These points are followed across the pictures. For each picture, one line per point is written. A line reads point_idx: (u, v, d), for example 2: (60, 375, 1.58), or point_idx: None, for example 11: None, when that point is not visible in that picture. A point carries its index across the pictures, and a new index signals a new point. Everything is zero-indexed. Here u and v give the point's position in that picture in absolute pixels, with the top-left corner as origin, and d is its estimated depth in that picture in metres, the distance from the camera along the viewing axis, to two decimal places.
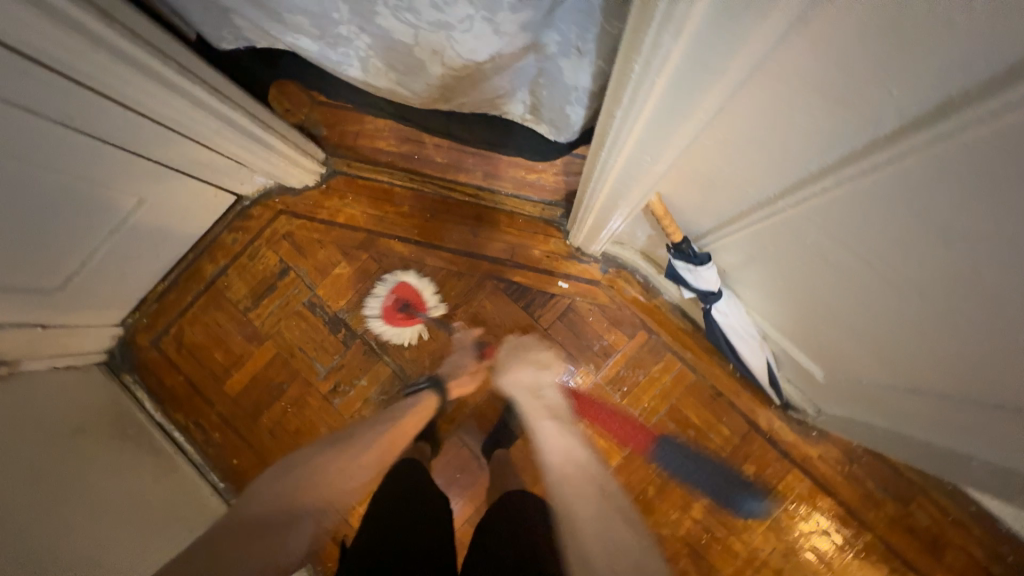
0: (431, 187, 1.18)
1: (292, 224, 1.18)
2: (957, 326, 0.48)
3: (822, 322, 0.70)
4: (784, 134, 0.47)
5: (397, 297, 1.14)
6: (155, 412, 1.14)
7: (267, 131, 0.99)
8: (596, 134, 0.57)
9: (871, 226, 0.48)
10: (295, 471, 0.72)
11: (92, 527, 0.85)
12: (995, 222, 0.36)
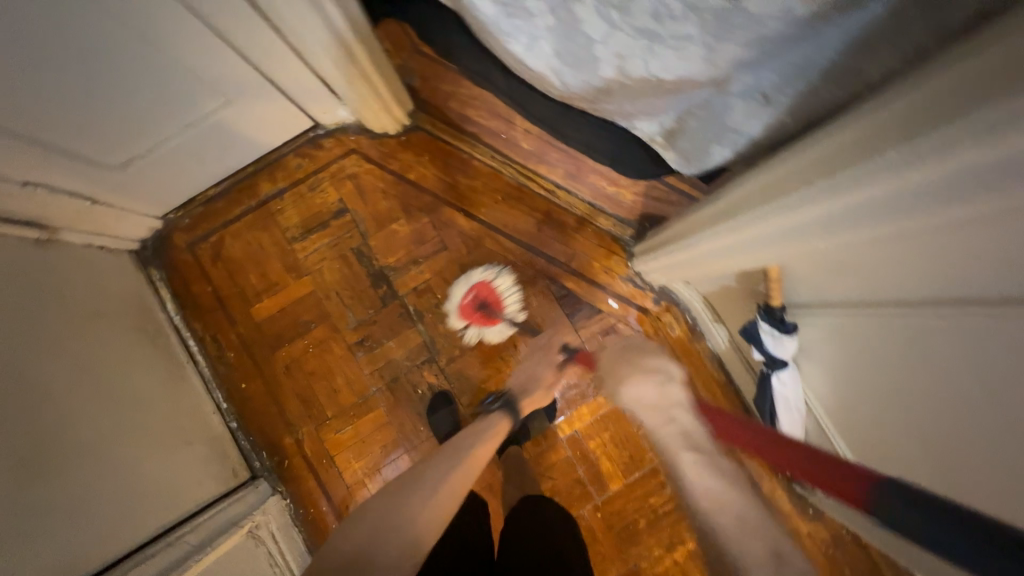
0: (509, 170, 1.15)
1: (362, 167, 1.15)
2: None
3: (874, 436, 0.69)
4: (958, 255, 0.44)
5: (475, 296, 1.11)
6: (176, 316, 1.11)
7: (378, 74, 0.94)
8: (764, 182, 0.54)
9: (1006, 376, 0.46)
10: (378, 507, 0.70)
11: (101, 420, 0.81)
12: None
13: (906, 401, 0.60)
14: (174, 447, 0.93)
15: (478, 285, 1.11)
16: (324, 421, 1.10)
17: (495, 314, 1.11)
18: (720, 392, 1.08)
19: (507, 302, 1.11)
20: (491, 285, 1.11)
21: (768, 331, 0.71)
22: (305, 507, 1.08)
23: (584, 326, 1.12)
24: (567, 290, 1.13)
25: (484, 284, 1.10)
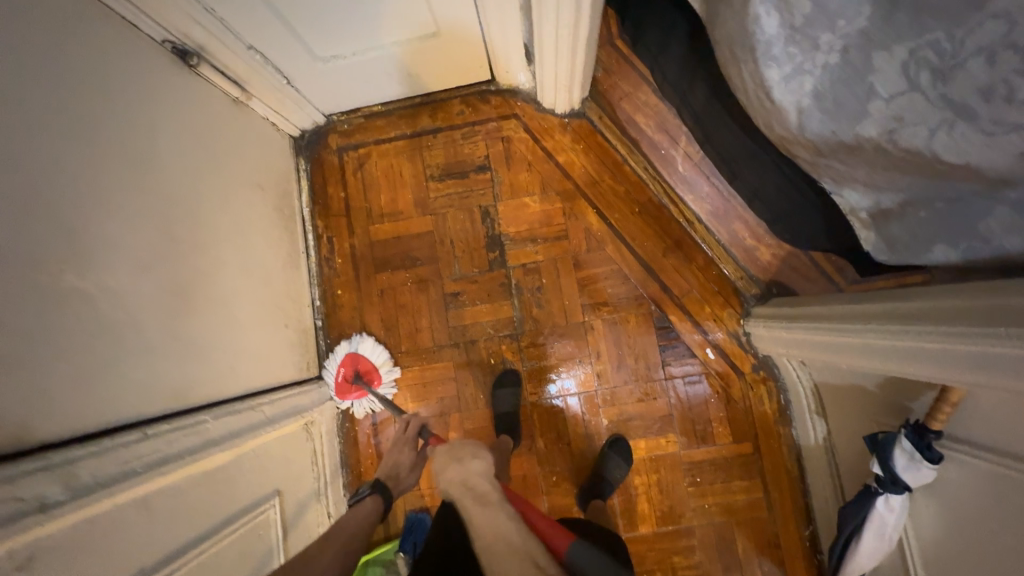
0: (655, 186, 1.12)
1: (517, 134, 1.16)
2: None
3: None
4: None
5: (352, 371, 1.09)
6: (305, 207, 1.17)
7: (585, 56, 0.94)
8: (996, 305, 0.50)
9: None
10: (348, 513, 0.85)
11: (238, 276, 0.88)
12: None
13: None
14: (275, 325, 0.98)
15: (354, 355, 1.10)
16: (395, 353, 1.13)
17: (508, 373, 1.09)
18: (787, 484, 1.02)
19: (381, 375, 1.10)
20: (356, 363, 1.09)
21: (905, 451, 0.66)
22: (352, 423, 1.13)
23: (671, 365, 1.08)
24: (668, 323, 1.09)
25: (353, 360, 1.10)
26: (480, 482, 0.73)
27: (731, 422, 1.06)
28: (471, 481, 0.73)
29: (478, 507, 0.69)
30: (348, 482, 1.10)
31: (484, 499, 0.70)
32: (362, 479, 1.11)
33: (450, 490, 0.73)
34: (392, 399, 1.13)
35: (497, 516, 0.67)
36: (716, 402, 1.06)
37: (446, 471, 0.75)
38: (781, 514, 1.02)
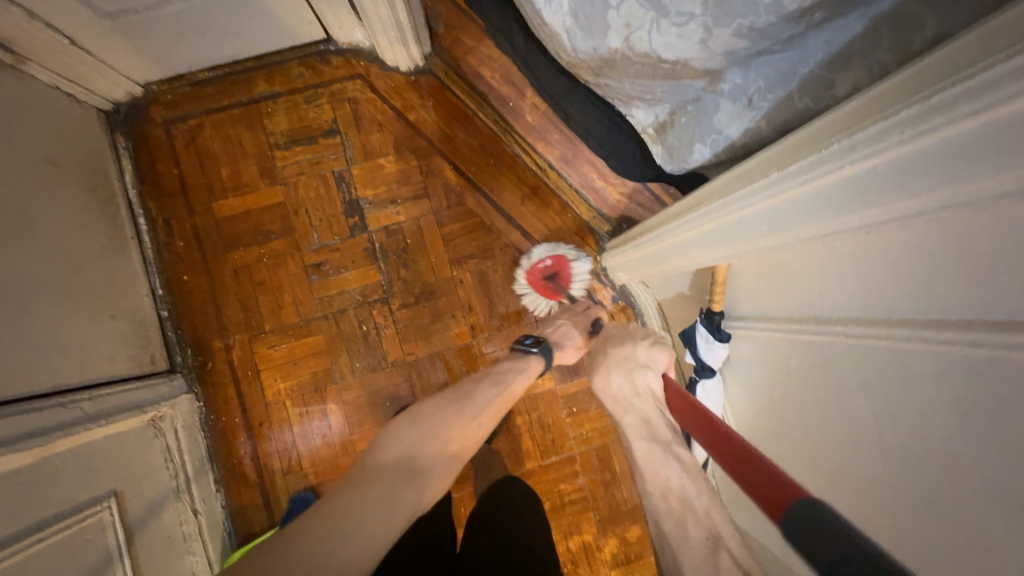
0: (508, 139, 1.16)
1: (365, 95, 1.13)
2: (884, 497, 0.51)
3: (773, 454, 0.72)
4: (877, 269, 0.48)
5: (550, 265, 1.11)
6: (131, 188, 1.06)
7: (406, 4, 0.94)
8: (722, 181, 0.58)
9: (898, 395, 0.48)
10: (423, 424, 0.77)
11: (28, 261, 0.78)
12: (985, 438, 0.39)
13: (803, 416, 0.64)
14: (95, 317, 0.88)
15: (559, 258, 1.11)
16: (260, 334, 1.07)
17: (560, 289, 1.11)
18: None
19: (575, 281, 1.11)
20: (564, 261, 1.11)
21: (703, 336, 0.75)
22: (218, 415, 1.05)
23: (541, 306, 1.14)
24: (534, 268, 1.14)
25: (563, 260, 1.11)
26: (646, 410, 0.81)
27: None
28: (645, 421, 0.79)
29: (643, 441, 0.75)
30: (220, 477, 1.03)
31: (653, 439, 0.75)
32: (236, 471, 1.04)
33: (619, 404, 0.84)
34: (261, 383, 1.07)
35: (664, 478, 0.69)
36: None
37: (600, 366, 0.90)
38: None
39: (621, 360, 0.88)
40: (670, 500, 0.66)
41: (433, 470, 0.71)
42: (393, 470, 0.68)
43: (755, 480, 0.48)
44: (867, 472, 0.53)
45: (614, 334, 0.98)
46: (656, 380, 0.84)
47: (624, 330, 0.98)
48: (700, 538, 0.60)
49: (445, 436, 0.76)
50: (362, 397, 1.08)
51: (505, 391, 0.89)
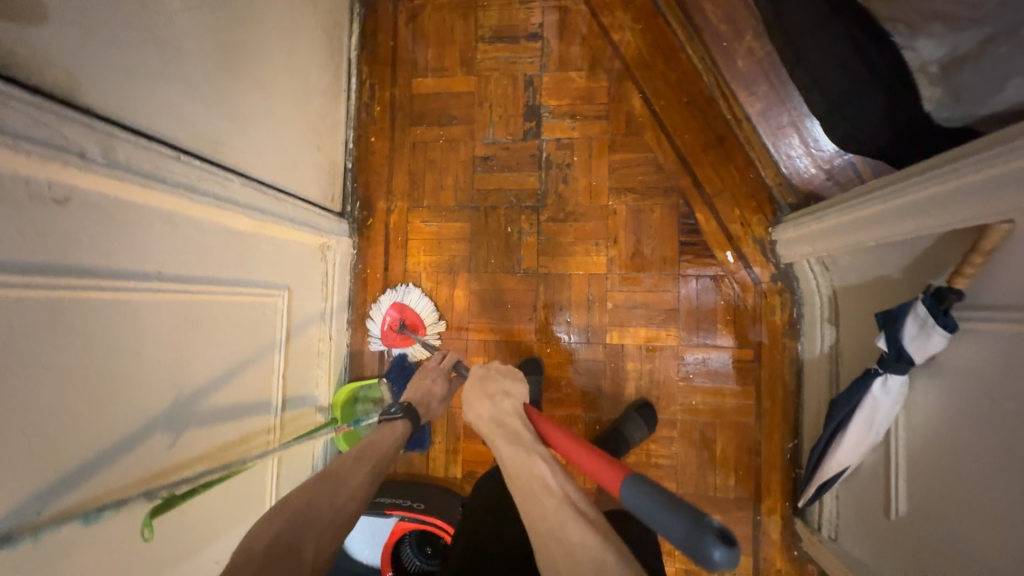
0: (710, 79, 1.07)
1: (576, 6, 1.12)
2: None
3: (980, 480, 0.60)
4: None
5: (395, 317, 1.10)
6: (353, 50, 1.18)
7: None
8: None
9: None
10: (288, 496, 0.66)
11: (280, 73, 0.90)
12: None
13: None
14: (307, 143, 1.01)
15: (401, 305, 1.11)
16: (416, 207, 1.15)
17: (411, 335, 1.09)
18: (780, 395, 1.01)
19: (426, 327, 1.10)
20: (404, 305, 1.10)
21: (917, 317, 0.64)
22: (364, 267, 1.16)
23: (688, 262, 1.06)
24: (694, 221, 1.06)
25: (406, 309, 1.10)
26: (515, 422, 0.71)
27: (737, 328, 1.04)
28: (514, 432, 0.68)
29: (316, 486, 0.67)
30: (351, 321, 1.15)
31: (518, 441, 0.67)
32: (365, 320, 1.15)
33: (491, 424, 0.70)
34: (405, 251, 1.15)
35: (535, 466, 0.63)
36: (725, 305, 1.04)
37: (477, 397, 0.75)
38: (767, 423, 1.01)
39: (495, 419, 0.71)
40: (534, 482, 0.61)
41: (314, 536, 0.61)
42: (276, 521, 0.62)
43: (595, 466, 0.59)
44: None
45: (493, 386, 0.75)
46: (521, 392, 0.75)
47: (495, 374, 0.77)
48: (552, 537, 0.55)
49: (310, 507, 0.64)
50: (487, 293, 1.12)
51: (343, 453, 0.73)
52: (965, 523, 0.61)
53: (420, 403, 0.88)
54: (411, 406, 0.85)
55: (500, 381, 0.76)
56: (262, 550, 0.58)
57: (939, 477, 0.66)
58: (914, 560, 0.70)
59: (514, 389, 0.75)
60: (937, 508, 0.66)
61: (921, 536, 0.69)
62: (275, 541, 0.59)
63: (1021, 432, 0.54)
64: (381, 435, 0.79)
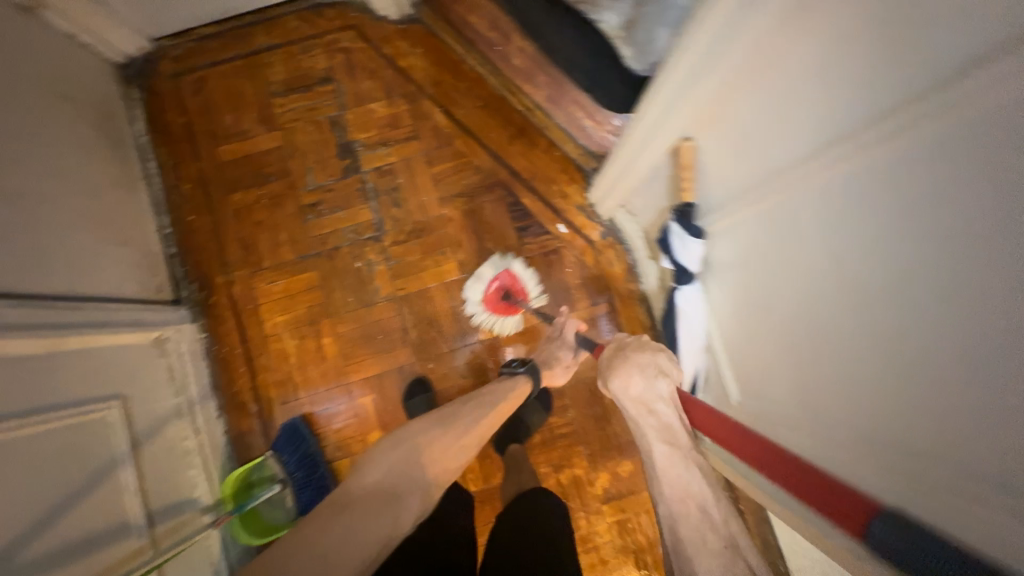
0: (494, 80, 1.18)
1: (356, 45, 1.18)
2: (855, 338, 0.49)
3: (759, 349, 0.70)
4: (811, 93, 0.48)
5: (500, 285, 1.09)
6: (142, 135, 1.14)
7: None
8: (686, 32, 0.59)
9: (853, 223, 0.47)
10: (402, 445, 0.78)
11: (42, 176, 0.84)
12: (922, 218, 0.39)
13: (781, 287, 0.62)
14: (106, 241, 0.95)
15: (508, 271, 1.10)
16: (258, 271, 1.13)
17: (518, 303, 1.08)
18: (640, 334, 1.12)
19: (530, 290, 1.10)
20: (510, 273, 1.09)
21: (676, 233, 0.75)
22: (220, 347, 1.10)
23: (529, 243, 1.14)
24: (521, 206, 1.15)
25: (509, 273, 1.09)
26: (667, 413, 0.68)
27: (587, 288, 1.13)
28: (667, 430, 0.65)
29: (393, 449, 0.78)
30: (220, 407, 1.07)
31: (672, 441, 0.64)
32: (237, 401, 1.08)
33: (637, 405, 0.68)
34: (260, 317, 1.11)
35: (688, 480, 0.60)
36: (571, 271, 1.14)
37: (620, 367, 0.72)
38: None
39: (641, 366, 0.71)
40: (688, 504, 0.59)
41: (418, 486, 0.75)
42: (369, 499, 0.72)
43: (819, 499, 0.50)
44: (845, 321, 0.51)
45: (650, 361, 0.71)
46: (670, 388, 0.69)
47: (642, 353, 0.73)
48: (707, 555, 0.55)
49: (423, 465, 0.76)
50: (355, 331, 1.12)
51: (423, 436, 0.79)
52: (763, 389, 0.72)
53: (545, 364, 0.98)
54: (533, 365, 0.98)
55: (665, 365, 0.72)
56: (362, 492, 0.73)
57: (737, 357, 0.77)
58: None
59: (666, 370, 0.71)
60: (746, 386, 0.77)
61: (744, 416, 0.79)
62: (351, 536, 0.68)
63: (768, 295, 0.65)
64: (503, 390, 0.89)
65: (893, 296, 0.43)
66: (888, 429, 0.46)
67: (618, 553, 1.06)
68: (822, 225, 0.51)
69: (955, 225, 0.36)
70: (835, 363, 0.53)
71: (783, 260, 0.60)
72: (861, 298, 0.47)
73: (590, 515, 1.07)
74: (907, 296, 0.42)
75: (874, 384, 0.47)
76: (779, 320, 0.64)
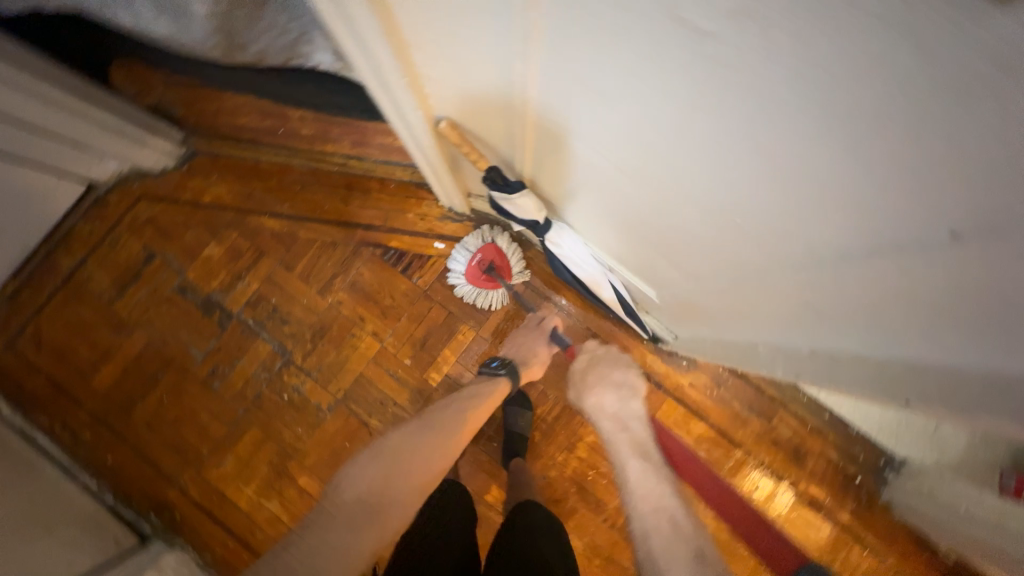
0: (298, 159, 1.15)
1: (156, 210, 1.14)
2: (670, 195, 0.51)
3: (638, 245, 0.72)
4: (467, 47, 0.48)
5: (482, 258, 1.07)
6: (15, 417, 1.07)
7: (119, 120, 1.02)
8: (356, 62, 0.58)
9: (586, 115, 0.48)
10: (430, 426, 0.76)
11: None
12: (606, 83, 0.40)
13: (606, 193, 0.63)
14: (32, 536, 0.87)
15: (484, 245, 1.07)
16: (201, 462, 1.08)
17: (499, 279, 1.07)
18: (564, 287, 1.12)
19: (512, 265, 1.08)
20: (494, 247, 1.08)
21: (501, 198, 0.76)
22: (212, 551, 1.04)
23: (421, 275, 1.13)
24: (394, 250, 1.14)
25: (491, 248, 1.07)
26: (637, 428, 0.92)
27: None
28: (641, 447, 0.88)
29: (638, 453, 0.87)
30: None
31: (644, 455, 0.87)
32: None
33: (614, 419, 0.92)
34: (231, 501, 1.07)
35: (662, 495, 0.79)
36: None
37: (597, 382, 0.96)
38: (579, 312, 1.12)
39: (596, 352, 1.03)
40: (660, 517, 0.75)
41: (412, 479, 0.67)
42: (395, 451, 0.68)
43: None
44: (657, 190, 0.52)
45: (626, 379, 0.98)
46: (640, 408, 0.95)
47: (614, 368, 0.99)
48: (649, 518, 0.76)
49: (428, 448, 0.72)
50: (322, 456, 1.08)
51: (476, 405, 0.84)
52: (667, 275, 0.73)
53: (522, 359, 0.97)
54: (511, 365, 0.95)
55: (636, 382, 0.99)
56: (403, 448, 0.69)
57: (633, 259, 0.79)
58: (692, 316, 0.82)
59: (632, 373, 0.99)
60: (655, 277, 0.78)
61: (676, 301, 0.81)
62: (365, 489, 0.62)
63: (604, 201, 0.66)
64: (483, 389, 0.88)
65: (653, 151, 0.45)
66: (739, 245, 0.49)
67: (667, 483, 1.09)
68: (573, 130, 0.53)
69: (624, 78, 0.38)
70: (678, 223, 0.55)
71: (581, 169, 0.62)
72: (639, 163, 0.49)
73: None
74: (655, 144, 0.44)
75: (708, 219, 0.49)
76: (628, 217, 0.65)
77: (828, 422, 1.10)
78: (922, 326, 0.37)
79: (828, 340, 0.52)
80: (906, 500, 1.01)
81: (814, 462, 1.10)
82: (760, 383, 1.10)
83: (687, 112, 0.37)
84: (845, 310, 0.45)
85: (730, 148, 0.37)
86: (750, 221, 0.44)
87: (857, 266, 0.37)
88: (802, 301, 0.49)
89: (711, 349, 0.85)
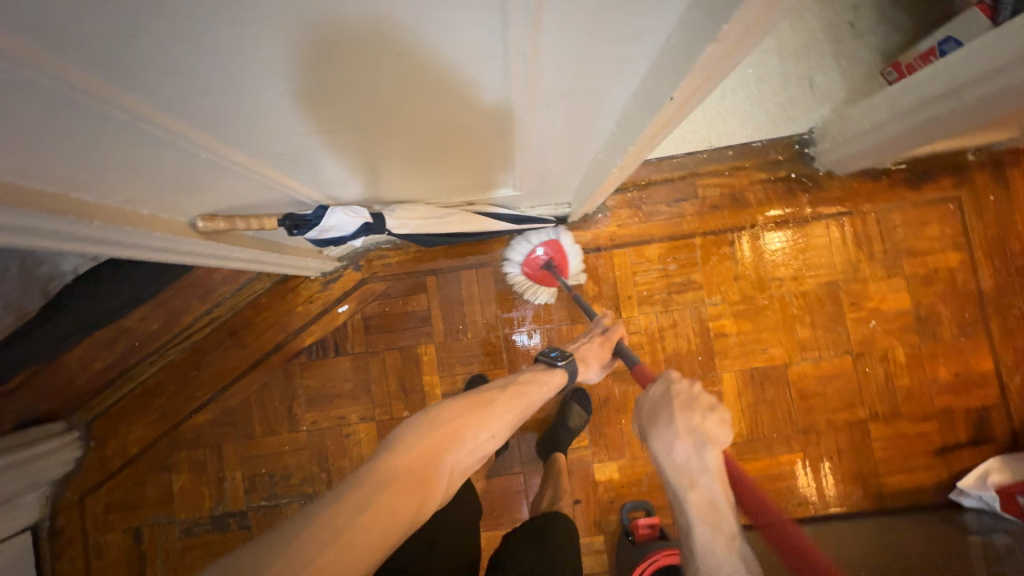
0: (171, 350, 1.10)
1: (107, 494, 1.10)
2: (400, 102, 0.48)
3: (454, 162, 0.69)
4: (120, 150, 0.44)
5: (545, 252, 1.04)
6: None
7: (8, 454, 0.91)
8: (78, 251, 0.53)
9: (265, 109, 0.44)
10: (485, 410, 0.73)
11: None
12: (222, 69, 0.37)
13: (378, 148, 0.60)
14: None
15: (547, 241, 1.03)
16: None
17: (558, 276, 1.04)
18: (462, 248, 1.11)
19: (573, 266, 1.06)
20: (558, 243, 1.04)
21: (316, 232, 0.73)
22: None
23: (353, 342, 1.12)
24: (314, 345, 1.12)
25: (554, 244, 1.03)
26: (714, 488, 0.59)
27: (410, 292, 1.12)
28: (711, 509, 0.58)
29: (702, 527, 0.57)
30: None
31: (715, 524, 0.57)
32: None
33: (681, 477, 0.60)
34: None
35: None
36: (389, 305, 1.12)
37: (661, 420, 0.63)
38: (491, 255, 1.12)
39: (665, 394, 0.66)
40: None
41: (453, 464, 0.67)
42: (442, 435, 0.67)
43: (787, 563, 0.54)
44: (389, 109, 0.49)
45: (698, 424, 0.61)
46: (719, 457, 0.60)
47: (689, 413, 0.62)
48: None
49: (475, 437, 0.70)
50: None
51: (533, 397, 0.79)
52: (498, 160, 0.71)
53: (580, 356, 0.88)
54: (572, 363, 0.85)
55: (715, 428, 0.61)
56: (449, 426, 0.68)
57: (469, 179, 0.77)
58: (554, 172, 0.81)
59: (715, 417, 0.62)
60: (497, 171, 0.76)
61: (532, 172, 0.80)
62: (409, 467, 0.62)
63: (388, 156, 0.63)
64: (545, 379, 0.82)
65: (335, 85, 0.42)
66: (472, 86, 0.47)
67: (667, 310, 1.13)
68: (272, 131, 0.49)
69: (219, 51, 0.34)
70: (437, 115, 0.52)
71: (328, 152, 0.58)
72: (344, 104, 0.46)
73: (631, 328, 1.13)
74: (312, 79, 0.41)
75: (441, 91, 0.47)
76: (417, 149, 0.62)
77: (738, 156, 1.13)
78: (625, 17, 0.36)
79: (618, 93, 0.51)
80: (836, 152, 1.05)
81: (753, 193, 1.14)
82: (665, 176, 1.13)
83: (279, 26, 0.33)
84: (582, 62, 0.43)
85: (335, 20, 0.34)
86: (444, 62, 0.41)
87: (538, 18, 0.35)
88: (568, 85, 0.48)
89: (591, 191, 0.85)
